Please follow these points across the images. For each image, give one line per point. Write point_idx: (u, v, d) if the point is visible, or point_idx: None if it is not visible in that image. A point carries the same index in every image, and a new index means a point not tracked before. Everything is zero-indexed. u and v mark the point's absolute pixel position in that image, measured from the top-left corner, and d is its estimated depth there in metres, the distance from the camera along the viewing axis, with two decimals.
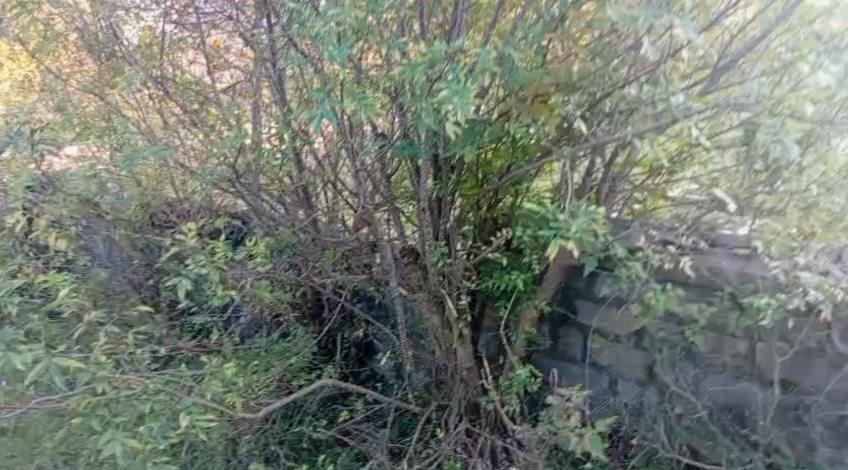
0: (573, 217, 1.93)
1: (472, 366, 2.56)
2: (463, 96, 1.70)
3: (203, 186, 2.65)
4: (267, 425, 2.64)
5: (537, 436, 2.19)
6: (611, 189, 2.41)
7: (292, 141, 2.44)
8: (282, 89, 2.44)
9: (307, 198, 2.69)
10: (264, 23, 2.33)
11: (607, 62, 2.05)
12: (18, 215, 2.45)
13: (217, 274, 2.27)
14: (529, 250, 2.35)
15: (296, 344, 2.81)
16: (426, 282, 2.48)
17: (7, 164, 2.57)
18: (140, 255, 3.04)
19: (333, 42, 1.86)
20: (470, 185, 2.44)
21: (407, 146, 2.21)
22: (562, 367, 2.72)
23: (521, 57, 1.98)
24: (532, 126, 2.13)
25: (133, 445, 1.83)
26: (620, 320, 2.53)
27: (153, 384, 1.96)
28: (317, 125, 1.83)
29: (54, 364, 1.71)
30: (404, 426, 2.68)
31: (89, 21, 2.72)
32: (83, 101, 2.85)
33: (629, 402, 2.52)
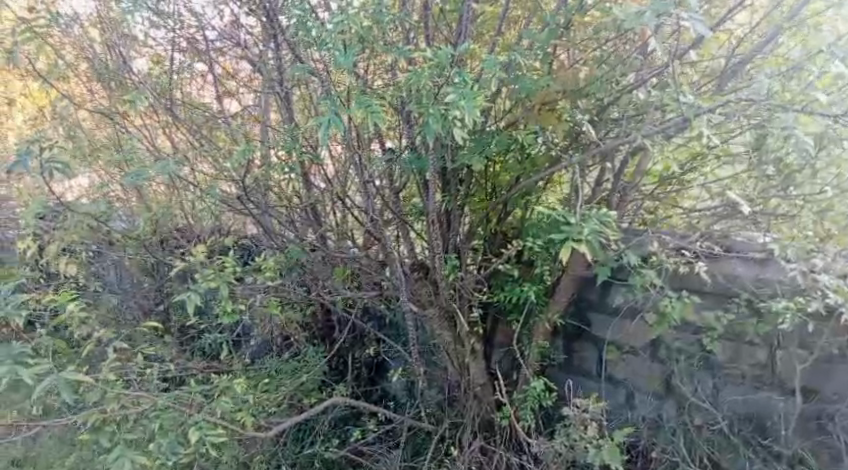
0: (584, 221, 1.90)
1: (486, 382, 2.51)
2: (470, 100, 1.72)
3: (211, 205, 2.62)
4: (278, 447, 2.61)
5: (554, 449, 2.15)
6: (622, 199, 2.34)
7: (300, 158, 2.37)
8: (290, 107, 2.46)
9: (315, 217, 2.67)
10: (271, 43, 2.31)
11: (612, 69, 2.07)
12: (28, 240, 2.46)
13: (226, 288, 2.26)
14: (541, 261, 2.35)
15: (306, 364, 2.77)
16: (438, 297, 2.41)
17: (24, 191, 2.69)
18: (150, 279, 3.00)
19: (339, 50, 1.87)
20: (479, 199, 2.42)
21: (414, 159, 2.21)
22: (577, 381, 2.66)
23: (529, 67, 2.00)
24: (540, 134, 2.14)
25: (143, 462, 1.78)
26: (635, 331, 2.47)
27: (162, 401, 1.96)
28: (325, 133, 1.78)
29: (62, 378, 1.69)
30: (417, 446, 2.58)
31: (100, 50, 2.77)
32: (95, 129, 2.92)
33: (647, 416, 2.45)
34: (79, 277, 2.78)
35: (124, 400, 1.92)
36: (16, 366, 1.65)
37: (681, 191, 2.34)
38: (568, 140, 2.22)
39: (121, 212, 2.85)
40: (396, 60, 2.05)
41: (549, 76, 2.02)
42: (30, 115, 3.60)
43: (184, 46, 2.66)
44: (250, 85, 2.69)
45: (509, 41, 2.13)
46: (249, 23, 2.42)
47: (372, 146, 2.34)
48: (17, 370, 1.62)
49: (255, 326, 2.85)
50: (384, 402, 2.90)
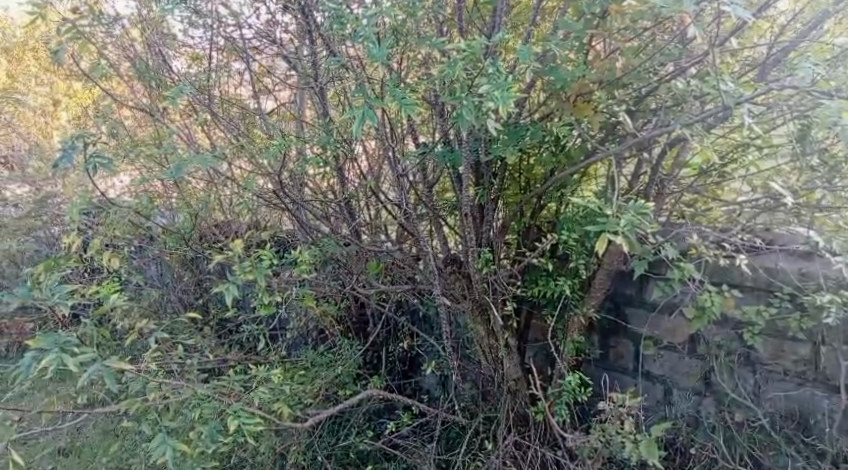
0: (621, 213, 1.87)
1: (520, 377, 2.47)
2: (505, 91, 1.71)
3: (250, 200, 2.67)
4: (314, 438, 2.63)
5: (590, 444, 2.12)
6: (660, 192, 2.27)
7: (335, 152, 2.41)
8: (325, 101, 2.47)
9: (349, 212, 2.71)
10: (306, 39, 2.34)
11: (650, 58, 2.05)
12: (73, 235, 2.56)
13: (264, 280, 2.27)
14: (575, 256, 2.34)
15: (341, 355, 2.78)
16: (471, 292, 2.41)
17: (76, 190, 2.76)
18: (189, 273, 3.04)
19: (372, 41, 1.84)
20: (513, 192, 2.40)
21: (447, 152, 2.23)
22: (612, 377, 2.62)
23: (565, 58, 1.99)
24: (575, 125, 2.11)
25: (183, 450, 1.82)
26: (673, 327, 2.43)
27: (203, 391, 1.99)
28: (359, 127, 1.77)
29: (107, 367, 1.71)
30: (450, 440, 2.61)
31: (140, 49, 2.82)
32: (138, 128, 3.01)
33: (686, 412, 2.38)
34: (121, 270, 2.86)
35: (165, 389, 1.96)
36: (62, 353, 1.67)
37: (722, 183, 2.27)
38: (604, 132, 2.20)
39: (161, 208, 2.90)
40: (429, 54, 2.06)
41: (584, 65, 1.98)
42: (74, 115, 3.69)
43: (221, 46, 2.71)
44: (285, 83, 2.72)
45: (542, 33, 2.12)
46: (284, 21, 2.46)
47: (405, 141, 2.38)
48: (63, 357, 1.64)
49: (292, 319, 2.86)
50: (418, 396, 2.94)
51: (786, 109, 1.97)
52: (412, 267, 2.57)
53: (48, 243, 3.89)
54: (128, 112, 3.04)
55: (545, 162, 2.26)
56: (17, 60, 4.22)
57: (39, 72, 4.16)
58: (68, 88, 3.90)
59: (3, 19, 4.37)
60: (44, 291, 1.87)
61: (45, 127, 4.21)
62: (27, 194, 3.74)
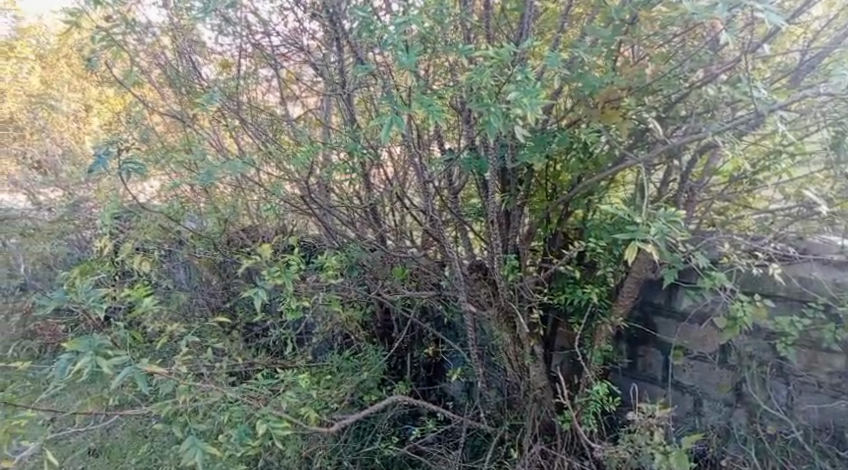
0: (651, 220, 1.85)
1: (546, 385, 2.45)
2: (534, 97, 1.70)
3: (276, 205, 2.70)
4: (339, 443, 2.63)
5: (618, 455, 2.10)
6: (690, 199, 2.23)
7: (361, 158, 2.42)
8: (351, 107, 2.49)
9: (375, 218, 2.72)
10: (333, 46, 2.39)
11: (680, 65, 2.02)
12: (105, 239, 2.61)
13: (291, 284, 2.29)
14: (603, 263, 2.32)
15: (367, 360, 2.79)
16: (497, 298, 2.40)
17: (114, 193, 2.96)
18: (217, 276, 3.07)
19: (400, 48, 1.85)
20: (539, 199, 2.38)
21: (473, 159, 2.22)
22: (641, 386, 2.58)
23: (593, 64, 1.98)
24: (603, 132, 2.09)
25: (212, 453, 1.82)
26: (704, 337, 2.37)
27: (231, 394, 2.01)
28: (387, 134, 1.77)
29: (139, 369, 1.72)
30: (475, 447, 2.60)
31: (170, 57, 2.86)
32: (167, 133, 3.07)
33: (717, 423, 2.34)
34: (151, 274, 2.91)
35: (194, 393, 1.98)
36: (96, 356, 1.68)
37: (753, 190, 2.22)
38: (632, 139, 2.16)
39: (190, 212, 2.94)
40: (456, 61, 2.06)
41: (612, 72, 1.97)
42: (107, 121, 3.80)
43: (250, 52, 2.74)
44: (312, 90, 2.74)
45: (570, 38, 2.11)
46: (311, 28, 2.49)
47: (431, 147, 2.38)
48: (97, 360, 1.66)
49: (317, 323, 2.85)
50: (443, 402, 2.95)
51: (821, 115, 1.95)
52: (438, 273, 2.58)
53: (80, 245, 3.95)
54: (158, 118, 3.09)
55: (572, 169, 2.23)
56: (51, 67, 4.35)
57: (71, 79, 4.29)
58: (100, 93, 4.00)
59: (37, 26, 4.53)
60: (80, 294, 1.89)
61: (78, 132, 4.28)
62: (61, 198, 3.88)
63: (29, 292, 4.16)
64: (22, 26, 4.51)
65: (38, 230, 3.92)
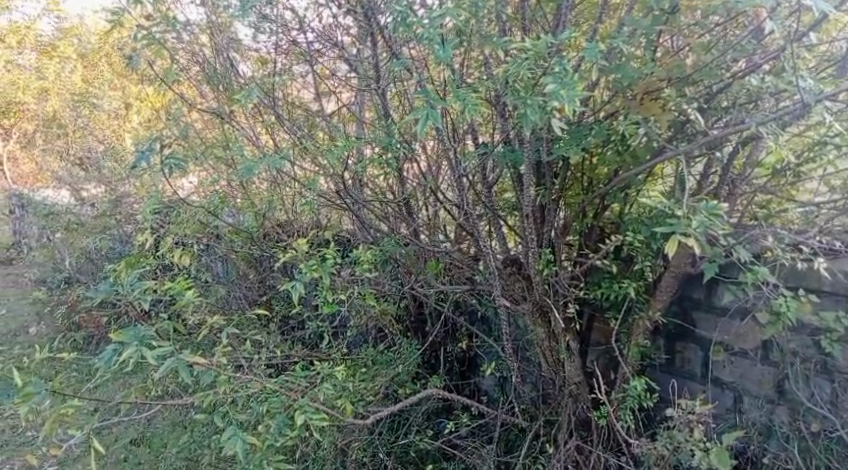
0: (691, 214, 1.81)
1: (581, 380, 2.43)
2: (573, 90, 1.67)
3: (312, 200, 2.73)
4: (374, 435, 2.65)
5: (657, 451, 2.07)
6: (731, 192, 2.18)
7: (396, 152, 2.42)
8: (385, 103, 2.48)
9: (408, 212, 2.73)
10: (367, 41, 2.40)
11: (722, 55, 1.96)
12: (147, 234, 2.69)
13: (328, 277, 2.33)
14: (641, 257, 2.28)
15: (401, 354, 2.81)
16: (531, 293, 2.38)
17: (159, 186, 3.03)
18: (253, 271, 3.13)
19: (436, 42, 1.83)
20: (574, 193, 2.34)
21: (508, 152, 2.22)
22: (680, 382, 2.53)
23: (631, 55, 1.96)
24: (642, 124, 2.01)
25: (252, 444, 1.83)
26: (744, 332, 2.33)
27: (270, 386, 2.03)
28: (423, 128, 1.76)
29: (183, 360, 1.74)
30: (509, 442, 2.61)
31: (208, 54, 2.91)
32: (205, 130, 3.12)
33: (758, 420, 2.29)
34: (191, 267, 2.97)
35: (235, 384, 2.01)
36: (142, 346, 1.70)
37: (797, 183, 2.18)
38: (672, 131, 2.11)
39: (228, 208, 3.01)
40: (491, 54, 2.05)
41: (652, 62, 1.94)
42: (147, 119, 3.91)
43: (286, 49, 2.73)
44: (347, 85, 2.71)
45: (609, 29, 2.07)
46: (346, 23, 2.51)
47: (465, 141, 2.36)
48: (142, 351, 1.68)
49: (351, 316, 2.83)
50: (477, 396, 2.96)
51: None
52: (471, 267, 2.57)
53: (121, 241, 4.04)
54: (196, 116, 3.15)
55: (609, 162, 2.18)
56: (98, 74, 5.02)
57: (115, 79, 4.73)
58: (140, 92, 4.08)
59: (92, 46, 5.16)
60: (126, 286, 1.93)
61: (119, 128, 4.46)
62: (103, 195, 3.99)
63: (76, 285, 4.30)
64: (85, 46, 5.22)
65: (82, 226, 4.07)
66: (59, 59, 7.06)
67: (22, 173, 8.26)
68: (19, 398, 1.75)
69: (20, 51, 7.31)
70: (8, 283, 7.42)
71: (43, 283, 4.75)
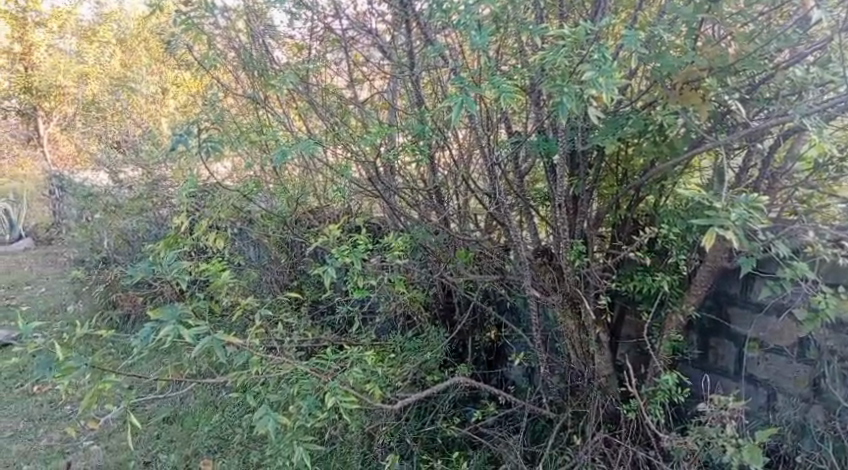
0: (730, 207, 1.77)
1: (611, 373, 2.40)
2: (611, 77, 1.63)
3: (345, 184, 2.76)
4: (401, 421, 2.68)
5: (687, 446, 2.05)
6: (771, 186, 2.14)
7: (429, 139, 2.41)
8: (418, 90, 2.48)
9: (439, 201, 2.72)
10: (402, 28, 2.39)
11: (766, 44, 1.92)
12: (183, 216, 2.75)
13: (359, 263, 2.36)
14: (675, 250, 2.24)
15: (429, 342, 2.82)
16: (562, 284, 2.36)
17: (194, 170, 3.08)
18: (285, 255, 3.17)
19: (473, 28, 1.81)
20: (608, 184, 2.32)
21: (542, 142, 2.19)
22: (713, 378, 2.50)
23: (671, 44, 1.92)
24: (681, 115, 1.98)
25: (283, 423, 1.85)
26: (781, 329, 2.28)
27: (301, 367, 2.06)
28: (458, 116, 1.72)
29: (218, 339, 1.75)
30: (536, 433, 2.60)
31: (244, 41, 2.94)
32: (241, 115, 3.17)
33: (791, 419, 2.23)
34: (225, 250, 3.02)
35: (268, 365, 2.03)
36: (178, 325, 1.73)
37: (840, 178, 2.12)
38: (712, 122, 2.07)
39: (261, 193, 3.06)
40: (527, 42, 2.02)
41: (692, 52, 1.89)
42: (184, 104, 3.98)
43: (321, 35, 2.75)
44: (380, 72, 2.71)
45: (648, 18, 2.02)
46: (381, 10, 2.51)
47: (498, 130, 2.34)
48: (179, 329, 1.71)
49: (381, 303, 2.85)
50: (505, 386, 2.98)
51: None
52: (502, 257, 2.55)
53: (157, 223, 4.11)
54: (231, 101, 3.19)
55: (645, 152, 2.13)
56: (136, 61, 5.15)
57: (153, 64, 4.82)
58: (177, 77, 4.17)
59: (134, 35, 5.35)
60: (164, 265, 1.96)
61: (156, 113, 4.55)
62: (140, 178, 4.08)
63: (113, 265, 4.43)
64: (127, 33, 5.39)
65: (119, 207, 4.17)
66: (99, 44, 7.30)
67: (62, 155, 8.47)
68: (59, 372, 1.79)
69: (61, 35, 7.98)
70: (47, 262, 7.65)
71: (82, 262, 4.89)
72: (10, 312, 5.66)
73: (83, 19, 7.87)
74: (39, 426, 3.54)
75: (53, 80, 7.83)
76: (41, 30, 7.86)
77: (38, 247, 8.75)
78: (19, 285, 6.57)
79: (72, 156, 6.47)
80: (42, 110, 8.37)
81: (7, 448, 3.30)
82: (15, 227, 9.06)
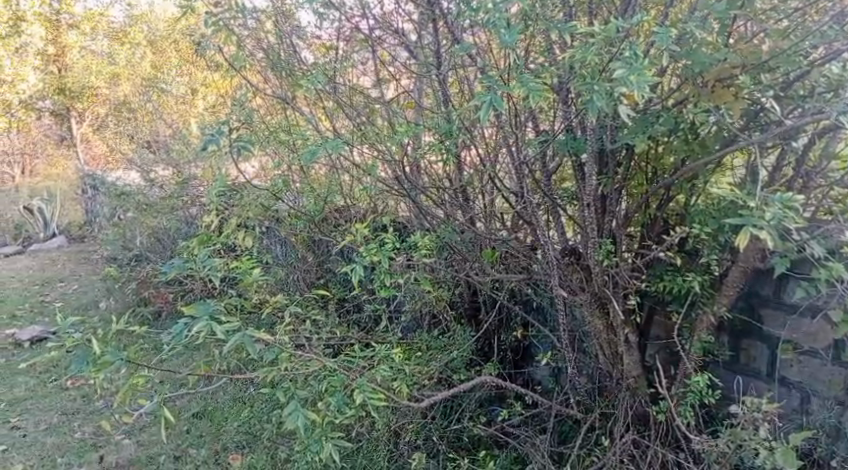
0: (764, 206, 1.74)
1: (640, 374, 2.37)
2: (642, 75, 1.61)
3: (373, 183, 2.78)
4: (427, 420, 2.69)
5: (719, 449, 2.02)
6: (805, 185, 2.10)
7: (456, 138, 2.41)
8: (445, 89, 2.49)
9: (466, 200, 2.71)
10: (430, 27, 2.40)
11: (801, 40, 1.88)
12: (213, 215, 2.79)
13: (387, 261, 2.37)
14: (707, 250, 2.22)
15: (456, 340, 2.83)
16: (590, 284, 2.34)
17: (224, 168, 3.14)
18: (312, 254, 3.23)
19: (503, 26, 1.80)
20: (638, 183, 2.30)
21: (570, 140, 2.18)
22: (745, 380, 2.47)
23: (703, 40, 1.87)
24: (713, 113, 1.96)
25: (312, 419, 1.86)
26: (815, 331, 2.23)
27: (330, 364, 2.08)
28: (487, 115, 1.70)
29: (249, 337, 1.76)
30: (563, 433, 2.60)
31: (274, 41, 2.95)
32: (270, 115, 3.22)
33: (826, 422, 2.20)
34: (254, 248, 3.06)
35: (297, 361, 2.05)
36: (211, 321, 1.74)
37: None
38: (744, 120, 2.04)
39: (289, 193, 3.11)
40: (556, 40, 2.01)
41: (725, 48, 1.86)
42: (214, 104, 4.06)
43: (348, 36, 2.79)
44: (406, 72, 2.72)
45: (680, 14, 1.99)
46: (408, 10, 2.53)
47: (526, 128, 2.33)
48: (211, 325, 1.72)
49: (407, 301, 2.87)
50: (531, 386, 2.99)
51: None
52: (529, 257, 2.54)
53: (187, 221, 4.19)
54: (260, 100, 3.24)
55: (676, 151, 2.10)
56: (167, 62, 5.26)
57: (183, 65, 4.92)
58: (208, 78, 4.25)
59: (165, 37, 5.46)
60: (198, 262, 1.99)
61: (187, 112, 4.56)
62: (171, 177, 4.17)
63: (145, 262, 4.62)
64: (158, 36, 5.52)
65: (150, 205, 4.26)
66: (130, 45, 7.44)
67: (95, 154, 8.66)
68: (96, 366, 1.81)
69: (93, 37, 8.18)
70: (80, 259, 7.81)
71: (114, 260, 5.00)
72: (44, 308, 5.79)
73: (114, 22, 8.10)
74: (73, 420, 3.62)
75: (87, 81, 8.04)
76: (74, 32, 8.09)
77: (70, 245, 8.94)
78: (53, 282, 6.73)
79: (105, 155, 6.58)
80: (75, 110, 8.58)
81: (42, 441, 3.38)
82: (48, 223, 9.24)
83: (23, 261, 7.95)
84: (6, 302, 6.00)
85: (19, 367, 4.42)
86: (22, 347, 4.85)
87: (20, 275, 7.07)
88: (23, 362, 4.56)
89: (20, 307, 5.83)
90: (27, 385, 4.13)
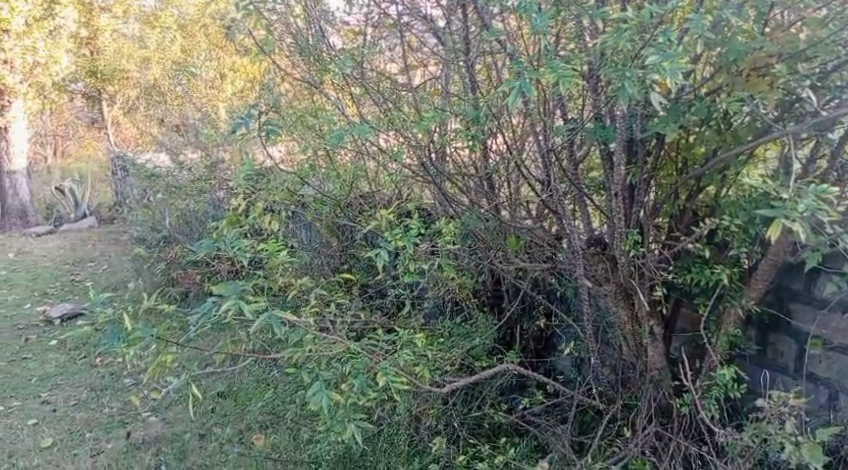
0: (798, 197, 1.70)
1: (665, 366, 2.35)
2: (676, 62, 1.58)
3: (396, 169, 2.83)
4: (448, 406, 2.71)
5: (743, 443, 2.00)
6: (840, 178, 2.06)
7: (483, 125, 2.40)
8: (473, 76, 2.48)
9: (490, 187, 2.69)
10: (459, 13, 2.39)
11: (840, 30, 1.78)
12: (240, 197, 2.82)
13: (411, 246, 2.39)
14: (736, 243, 2.19)
15: (478, 328, 2.84)
16: (615, 275, 2.32)
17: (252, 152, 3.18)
18: (337, 239, 3.26)
19: (533, 10, 1.79)
20: (667, 173, 2.26)
21: (600, 128, 2.15)
22: (772, 375, 2.44)
23: (739, 28, 1.84)
24: (747, 102, 1.94)
25: (335, 400, 1.87)
26: (846, 327, 2.19)
27: (354, 347, 2.10)
28: (515, 101, 1.68)
29: (275, 317, 1.77)
30: (584, 424, 2.59)
31: (302, 26, 2.91)
32: (297, 100, 3.23)
33: None
34: (280, 231, 3.10)
35: (321, 343, 2.07)
36: (239, 300, 1.76)
37: None
38: (779, 111, 2.01)
39: (314, 178, 3.12)
40: (587, 26, 1.98)
41: (761, 36, 1.82)
42: (242, 89, 4.09)
43: (377, 21, 2.80)
44: (434, 58, 2.72)
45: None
46: None
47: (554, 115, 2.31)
48: (240, 303, 1.74)
49: (429, 287, 2.86)
50: (552, 375, 2.99)
51: None
52: (554, 246, 2.53)
53: (214, 204, 4.24)
54: (288, 85, 3.26)
55: (708, 141, 2.08)
56: (195, 47, 5.32)
57: (212, 50, 4.97)
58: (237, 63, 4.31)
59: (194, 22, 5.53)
60: (226, 243, 2.03)
61: (215, 97, 4.61)
62: (200, 160, 4.25)
63: (172, 244, 4.70)
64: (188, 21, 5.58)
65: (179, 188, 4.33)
66: (160, 29, 7.53)
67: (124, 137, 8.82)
68: (127, 343, 1.84)
69: (124, 21, 8.33)
70: (109, 239, 7.97)
71: (143, 241, 5.09)
72: (75, 287, 5.92)
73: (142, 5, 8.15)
74: (102, 396, 3.71)
75: (118, 64, 8.18)
76: (105, 15, 8.25)
77: (100, 225, 9.11)
78: (84, 261, 6.88)
79: (135, 137, 6.63)
80: (106, 93, 8.73)
81: (72, 415, 3.48)
82: (79, 204, 9.31)
83: (55, 240, 8.14)
84: (39, 279, 6.16)
85: (50, 343, 4.55)
86: (54, 324, 4.98)
87: (51, 255, 7.24)
88: (54, 338, 4.69)
89: (51, 285, 5.98)
90: (58, 361, 4.24)
